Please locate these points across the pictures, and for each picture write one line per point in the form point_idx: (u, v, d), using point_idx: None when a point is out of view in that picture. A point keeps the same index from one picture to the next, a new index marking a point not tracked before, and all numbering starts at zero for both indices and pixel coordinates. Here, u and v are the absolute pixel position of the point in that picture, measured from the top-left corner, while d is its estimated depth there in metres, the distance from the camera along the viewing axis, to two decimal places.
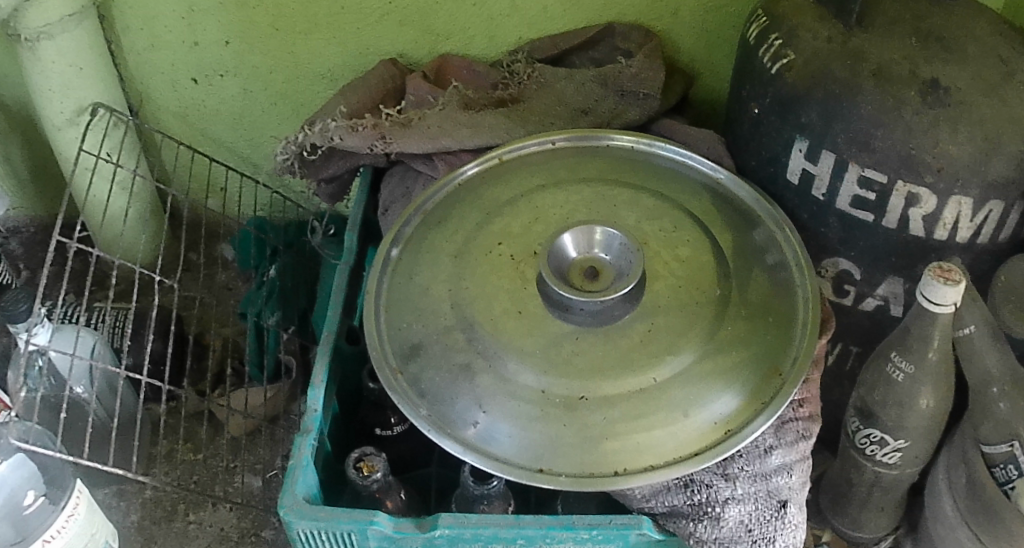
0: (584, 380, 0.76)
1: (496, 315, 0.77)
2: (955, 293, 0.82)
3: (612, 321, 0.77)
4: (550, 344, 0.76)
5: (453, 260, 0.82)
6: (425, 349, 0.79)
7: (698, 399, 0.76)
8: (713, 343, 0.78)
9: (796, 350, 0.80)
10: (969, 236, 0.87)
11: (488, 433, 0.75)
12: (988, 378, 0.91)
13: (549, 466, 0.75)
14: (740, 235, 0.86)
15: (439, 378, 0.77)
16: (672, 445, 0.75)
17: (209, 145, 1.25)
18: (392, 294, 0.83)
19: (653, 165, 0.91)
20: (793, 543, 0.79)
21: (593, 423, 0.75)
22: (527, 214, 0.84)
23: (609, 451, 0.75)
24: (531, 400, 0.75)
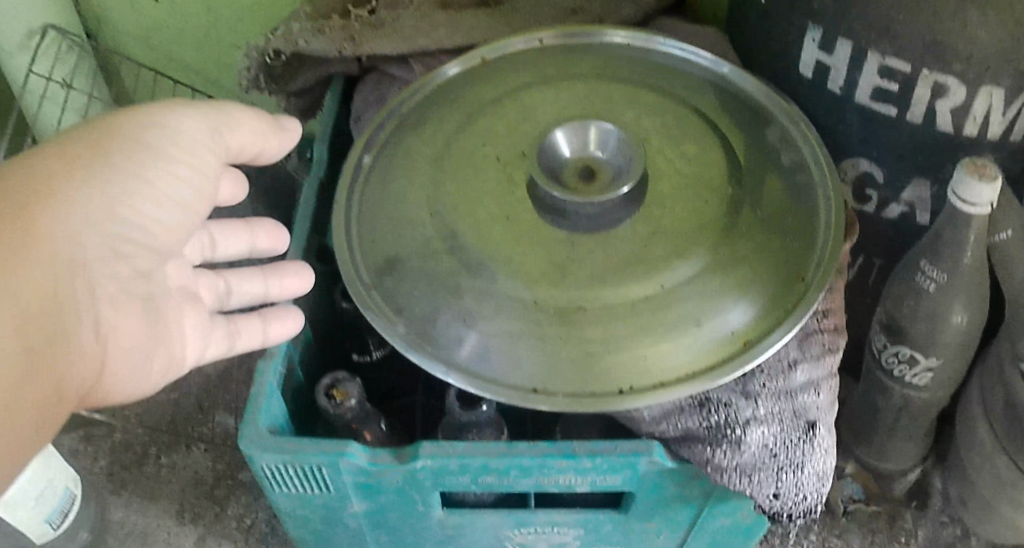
0: (583, 289, 0.68)
1: (479, 223, 0.70)
2: (991, 192, 0.73)
3: (610, 223, 0.70)
4: (541, 252, 0.69)
5: (433, 164, 0.74)
6: (403, 261, 0.71)
7: (709, 308, 0.69)
8: (723, 245, 0.71)
9: (819, 256, 0.72)
10: (1002, 133, 0.79)
11: (476, 352, 0.68)
12: None
13: (545, 386, 0.67)
14: (750, 132, 0.77)
15: (420, 293, 0.70)
16: (681, 359, 0.68)
17: (176, 68, 1.16)
18: (366, 204, 0.75)
19: (657, 65, 0.81)
20: (823, 470, 0.71)
21: (593, 337, 0.68)
22: (512, 115, 0.76)
23: (612, 368, 0.67)
24: (523, 314, 0.68)
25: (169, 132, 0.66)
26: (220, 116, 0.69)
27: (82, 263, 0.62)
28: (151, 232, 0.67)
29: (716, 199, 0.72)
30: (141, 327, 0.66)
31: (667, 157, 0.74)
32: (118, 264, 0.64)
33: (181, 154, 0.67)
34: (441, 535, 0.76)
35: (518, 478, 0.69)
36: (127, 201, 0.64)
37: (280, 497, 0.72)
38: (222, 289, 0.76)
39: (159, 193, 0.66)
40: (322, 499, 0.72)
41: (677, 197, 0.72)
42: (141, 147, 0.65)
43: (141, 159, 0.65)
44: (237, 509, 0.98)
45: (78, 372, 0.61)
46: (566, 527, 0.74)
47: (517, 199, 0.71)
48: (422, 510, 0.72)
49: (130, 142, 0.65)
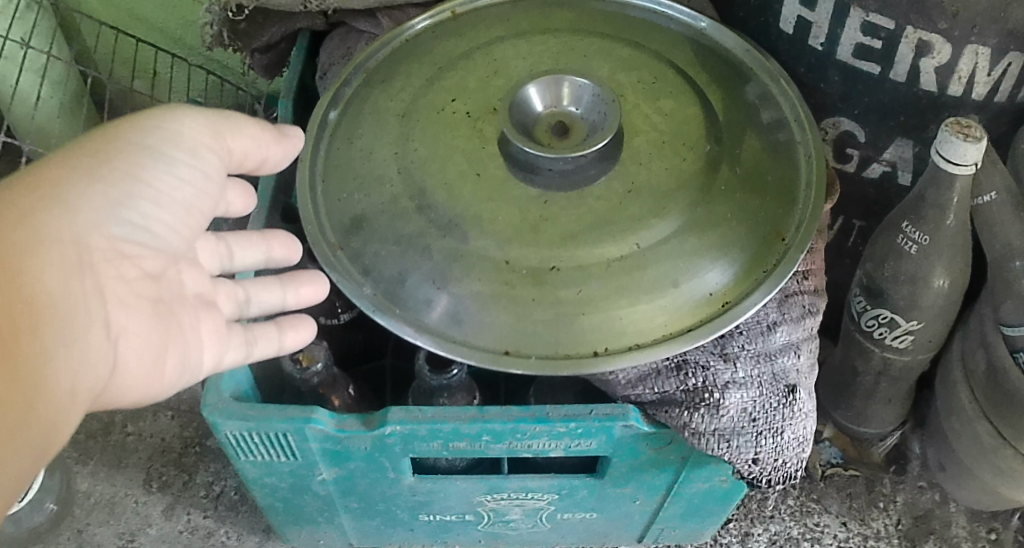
0: (556, 248, 0.66)
1: (450, 181, 0.68)
2: (976, 152, 0.71)
3: (586, 181, 0.68)
4: (513, 210, 0.67)
5: (399, 120, 0.73)
6: (370, 221, 0.69)
7: (687, 268, 0.67)
8: (701, 203, 0.69)
9: (800, 215, 0.70)
10: (987, 93, 0.77)
11: (446, 313, 0.66)
12: (1009, 252, 0.82)
13: (517, 347, 0.65)
14: (728, 89, 0.75)
15: (387, 253, 0.68)
16: (659, 320, 0.66)
17: (139, 25, 1.08)
18: (330, 160, 0.74)
19: (625, 17, 0.80)
20: (803, 435, 0.69)
21: (568, 297, 0.66)
22: (482, 70, 0.74)
23: (587, 330, 0.65)
24: (495, 273, 0.66)
25: (169, 133, 0.62)
26: (222, 119, 0.64)
27: (86, 267, 0.57)
28: (154, 235, 0.62)
29: (694, 157, 0.70)
30: (149, 334, 0.61)
31: (644, 114, 0.72)
32: (122, 270, 0.60)
33: (182, 156, 0.62)
34: (413, 502, 0.74)
35: (490, 444, 0.67)
36: (128, 205, 0.59)
37: (246, 464, 0.70)
38: (240, 297, 0.70)
39: (160, 195, 0.61)
40: (289, 467, 0.70)
41: (654, 155, 0.70)
42: (140, 150, 0.60)
43: (141, 160, 0.60)
44: (206, 477, 0.96)
45: (84, 385, 0.57)
46: (540, 493, 0.72)
47: (489, 157, 0.69)
48: (393, 477, 0.70)
49: (128, 144, 0.60)
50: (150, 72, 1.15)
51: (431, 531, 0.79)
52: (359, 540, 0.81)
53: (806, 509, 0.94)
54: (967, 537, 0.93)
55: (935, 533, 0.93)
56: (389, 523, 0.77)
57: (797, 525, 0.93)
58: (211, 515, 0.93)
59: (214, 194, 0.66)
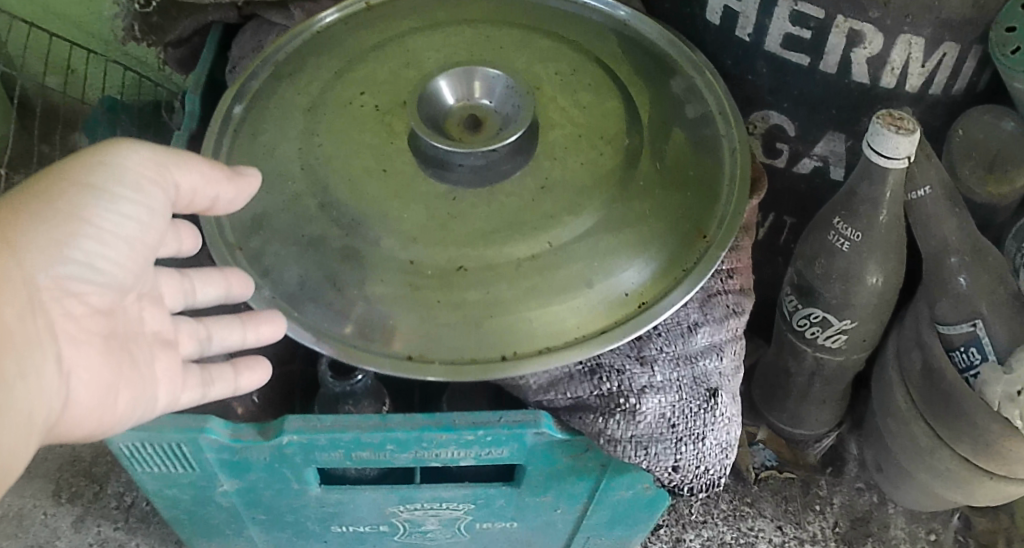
0: (464, 247, 0.63)
1: (355, 177, 0.65)
2: (909, 145, 0.69)
3: (499, 176, 0.65)
4: (420, 207, 0.64)
5: (305, 114, 0.69)
6: (270, 219, 0.66)
7: (602, 268, 0.64)
8: (618, 200, 0.66)
9: (722, 210, 0.68)
10: (921, 85, 0.76)
11: (349, 316, 0.63)
12: (945, 247, 0.80)
13: (422, 353, 0.62)
14: (651, 82, 0.73)
15: (289, 254, 0.64)
16: (573, 323, 0.63)
17: (50, 18, 1.01)
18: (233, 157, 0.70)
19: (546, 8, 0.78)
20: (727, 441, 0.66)
21: (475, 300, 0.62)
22: (393, 62, 0.71)
23: (495, 334, 0.62)
24: (400, 274, 0.63)
25: (112, 170, 0.56)
26: (172, 154, 0.58)
27: (36, 306, 0.54)
28: (103, 275, 0.57)
29: (612, 151, 0.67)
30: (99, 372, 0.57)
31: (565, 108, 0.69)
32: (68, 308, 0.56)
33: (126, 192, 0.56)
34: (322, 513, 0.71)
35: (395, 454, 0.64)
36: (73, 244, 0.55)
37: (144, 476, 0.67)
38: (202, 335, 0.64)
39: (105, 235, 0.56)
40: (189, 478, 0.67)
41: (571, 151, 0.67)
42: (81, 188, 0.55)
43: (83, 199, 0.55)
44: (117, 487, 0.92)
45: (30, 425, 0.53)
46: (454, 503, 0.70)
47: (397, 153, 0.66)
48: (298, 488, 0.67)
49: (70, 181, 0.55)
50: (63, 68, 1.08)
51: (346, 543, 0.76)
52: None
53: (739, 513, 0.92)
54: (906, 538, 0.91)
55: (873, 535, 0.91)
56: (301, 535, 0.74)
57: (731, 530, 0.91)
58: (121, 526, 0.90)
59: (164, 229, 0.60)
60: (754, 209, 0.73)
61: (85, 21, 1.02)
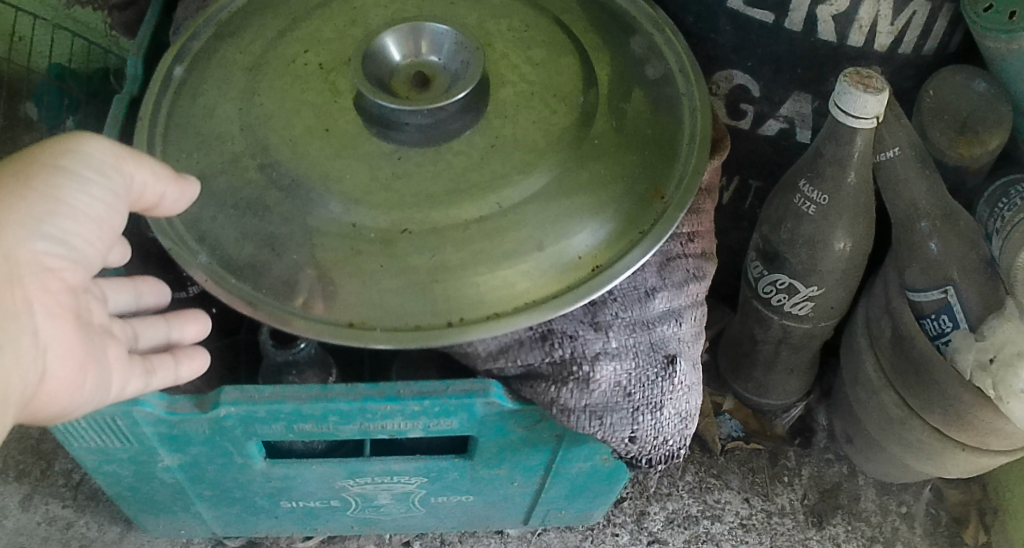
0: (408, 209, 0.60)
1: (297, 137, 0.62)
2: (877, 104, 0.67)
3: (447, 135, 0.62)
4: (363, 168, 0.61)
5: (246, 73, 0.66)
6: (207, 181, 0.63)
7: (555, 230, 0.61)
8: (572, 160, 0.63)
9: (681, 170, 0.65)
10: (890, 44, 0.73)
11: (288, 283, 0.60)
12: (915, 212, 0.78)
13: (363, 320, 0.59)
14: (609, 40, 0.70)
15: (228, 219, 0.62)
16: (523, 288, 0.60)
17: None
18: (170, 121, 0.67)
19: None
20: (686, 411, 0.63)
21: (419, 264, 0.59)
22: (339, 20, 0.68)
23: (441, 298, 0.59)
24: (342, 237, 0.60)
25: (81, 155, 0.53)
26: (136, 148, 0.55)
27: (13, 280, 0.50)
28: (74, 255, 0.53)
29: (565, 109, 0.65)
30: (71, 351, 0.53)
31: (519, 67, 0.66)
32: (45, 288, 0.52)
33: (94, 177, 0.53)
34: (270, 488, 0.69)
35: (339, 425, 0.61)
36: (44, 225, 0.51)
37: (81, 452, 0.64)
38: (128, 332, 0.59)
39: (75, 218, 0.53)
40: (127, 453, 0.64)
41: (523, 110, 0.64)
42: (53, 172, 0.52)
43: (54, 181, 0.52)
44: (65, 464, 0.87)
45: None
46: (406, 476, 0.67)
47: (341, 113, 0.63)
48: (242, 462, 0.65)
49: (40, 164, 0.52)
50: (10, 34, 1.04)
51: (297, 519, 0.74)
52: (222, 529, 0.76)
53: (706, 485, 0.89)
54: (877, 510, 0.89)
55: (843, 507, 0.89)
56: (250, 510, 0.72)
57: (696, 502, 0.88)
58: (69, 505, 0.85)
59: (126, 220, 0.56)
60: (715, 171, 0.71)
61: None
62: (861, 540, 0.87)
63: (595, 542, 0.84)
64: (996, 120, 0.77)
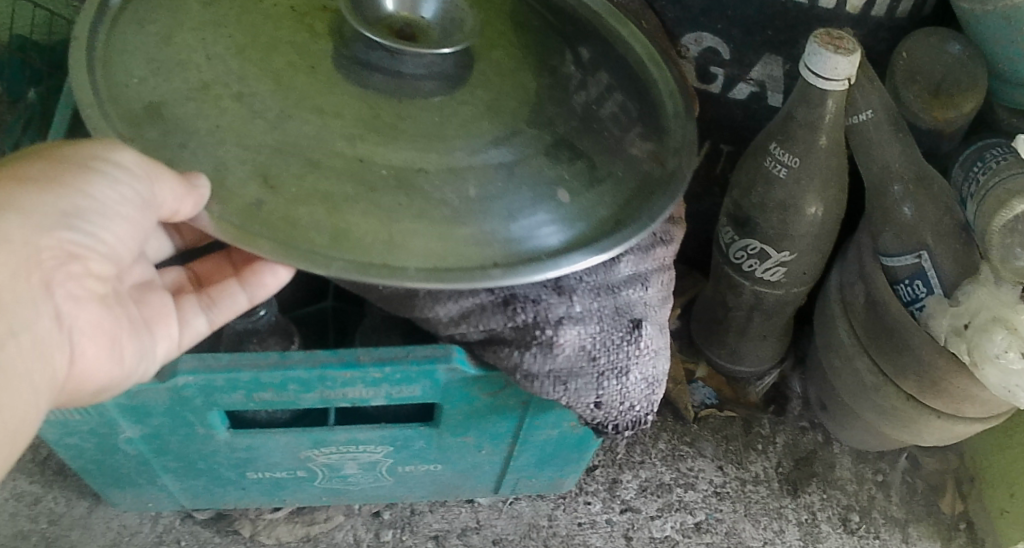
0: (420, 149, 0.55)
1: (277, 70, 0.58)
2: (848, 66, 0.68)
3: (429, 94, 0.58)
4: (359, 104, 0.56)
5: (202, 6, 0.61)
6: (169, 107, 0.55)
7: (580, 179, 0.56)
8: (576, 121, 0.59)
9: (676, 143, 0.62)
10: (862, 5, 0.74)
11: (284, 219, 0.51)
12: (888, 175, 0.78)
13: (388, 261, 0.51)
14: (584, 25, 0.68)
15: (199, 143, 0.53)
16: (557, 233, 0.54)
17: None
18: (115, 47, 0.58)
19: None
20: (653, 375, 0.62)
21: (442, 202, 0.54)
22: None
23: (469, 241, 0.53)
24: (352, 178, 0.53)
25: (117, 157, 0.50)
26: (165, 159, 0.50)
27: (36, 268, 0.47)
28: (111, 245, 0.51)
29: (552, 76, 0.62)
30: (103, 328, 0.51)
31: (499, 36, 0.65)
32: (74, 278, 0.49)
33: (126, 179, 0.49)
34: (234, 459, 0.68)
35: (300, 394, 0.60)
36: (79, 218, 0.48)
37: (40, 425, 0.63)
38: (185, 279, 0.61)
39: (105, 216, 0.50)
40: (87, 427, 0.63)
41: (514, 89, 0.61)
42: (86, 170, 0.49)
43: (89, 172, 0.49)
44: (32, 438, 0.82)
45: (39, 385, 0.46)
46: (371, 445, 0.67)
47: (313, 55, 0.59)
48: (204, 433, 0.64)
49: (76, 158, 0.49)
50: None
51: (264, 490, 0.73)
52: (189, 502, 0.75)
53: (678, 453, 0.88)
54: (852, 478, 0.89)
55: (818, 475, 0.89)
56: (217, 482, 0.71)
57: (669, 470, 0.87)
58: (37, 480, 0.80)
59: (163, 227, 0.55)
60: None
61: None
62: (837, 508, 0.87)
63: (567, 511, 0.83)
64: (970, 84, 0.76)
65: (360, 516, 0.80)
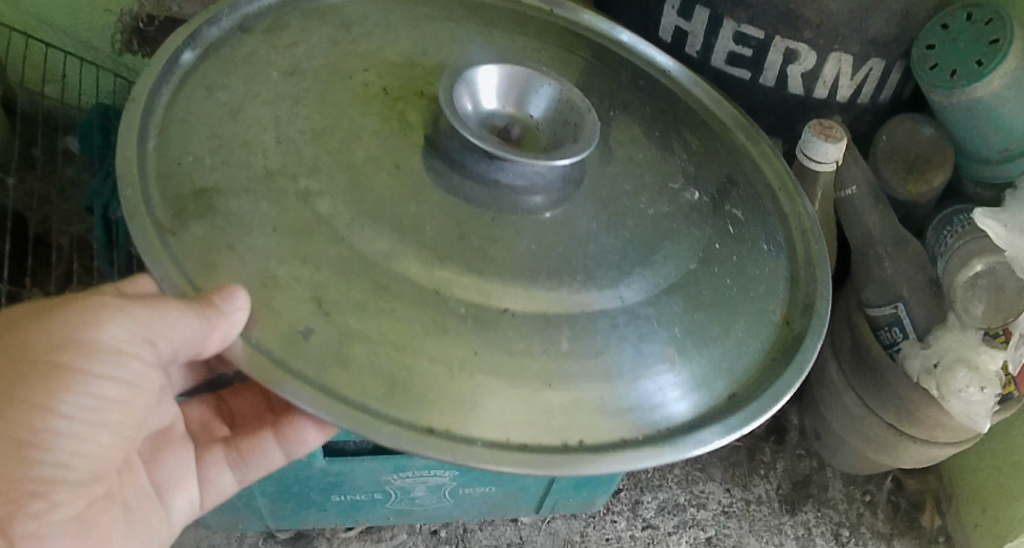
0: (511, 289, 0.55)
1: (357, 164, 0.57)
2: (836, 151, 0.82)
3: (526, 212, 0.58)
4: (447, 222, 0.56)
5: (283, 76, 0.61)
6: (223, 198, 0.54)
7: (676, 336, 0.58)
8: (696, 262, 0.61)
9: (804, 295, 0.65)
10: (850, 95, 0.88)
11: (335, 356, 0.51)
12: (870, 239, 0.92)
13: (459, 428, 0.52)
14: (669, 132, 0.69)
15: (252, 249, 0.53)
16: (658, 407, 0.56)
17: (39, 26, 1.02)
18: (178, 112, 0.58)
19: (576, 33, 0.77)
20: None
21: (532, 356, 0.54)
22: (404, 45, 0.66)
23: (558, 408, 0.54)
24: (424, 312, 0.53)
25: (91, 342, 0.52)
26: (155, 299, 0.52)
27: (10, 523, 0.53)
28: (85, 469, 0.56)
29: (671, 204, 0.64)
30: None
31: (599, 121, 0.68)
32: (53, 504, 0.55)
33: (112, 361, 0.53)
34: (324, 483, 0.79)
35: None
36: (57, 439, 0.53)
37: None
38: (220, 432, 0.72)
39: (87, 414, 0.54)
40: None
41: (609, 212, 0.61)
42: (61, 374, 0.52)
43: (72, 382, 0.52)
44: None
45: None
46: (440, 470, 0.78)
47: (403, 155, 0.58)
48: (305, 461, 0.75)
49: (46, 364, 0.52)
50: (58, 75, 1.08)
51: (342, 511, 0.85)
52: (274, 522, 0.87)
53: (691, 477, 1.00)
54: (843, 498, 1.02)
55: (813, 495, 1.02)
56: (303, 504, 0.83)
57: (683, 492, 0.99)
58: None
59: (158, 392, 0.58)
60: None
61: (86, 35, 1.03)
62: (830, 524, 1.00)
63: (596, 528, 0.95)
64: (940, 160, 0.91)
65: (421, 534, 0.91)
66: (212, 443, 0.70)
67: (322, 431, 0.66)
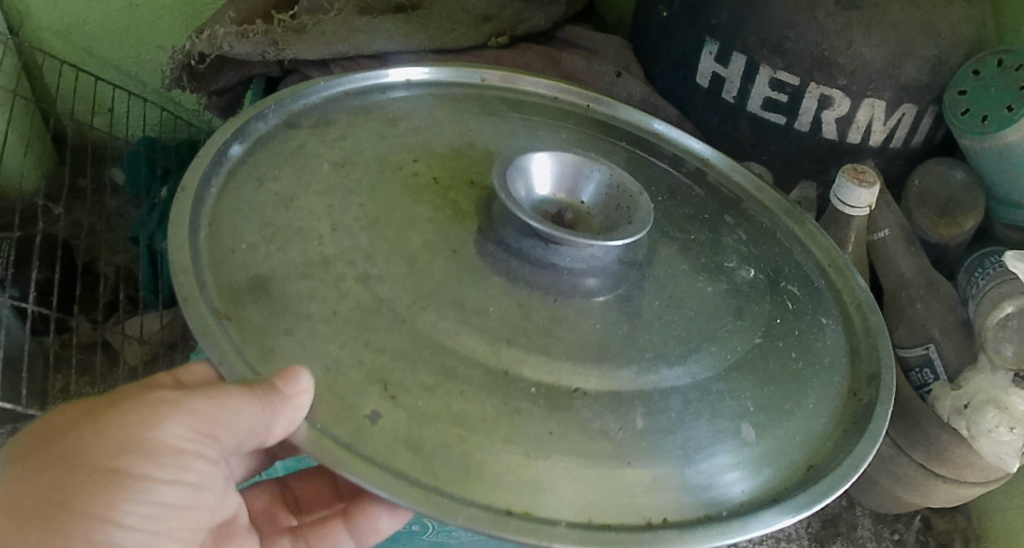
0: (576, 368, 0.58)
1: (415, 253, 0.60)
2: (869, 196, 0.83)
3: (585, 294, 0.61)
4: (510, 303, 0.59)
5: (332, 167, 0.65)
6: (280, 286, 0.57)
7: (746, 414, 0.59)
8: (760, 335, 0.64)
9: (868, 367, 0.67)
10: (883, 140, 0.90)
11: (401, 437, 0.53)
12: (903, 281, 0.94)
13: (543, 511, 0.53)
14: (715, 214, 0.74)
15: (315, 334, 0.56)
16: (734, 486, 0.57)
17: (96, 64, 1.26)
18: (225, 204, 0.62)
19: (607, 124, 0.81)
20: None
21: (605, 435, 0.56)
22: (450, 139, 0.71)
23: (637, 486, 0.55)
24: (495, 395, 0.55)
25: (150, 445, 0.51)
26: (213, 394, 0.52)
27: None
28: None
29: (729, 280, 0.67)
30: None
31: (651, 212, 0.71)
32: None
33: (173, 464, 0.52)
34: None
35: None
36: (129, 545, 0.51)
37: None
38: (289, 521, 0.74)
39: (156, 518, 0.52)
40: None
41: (667, 292, 0.64)
42: (124, 480, 0.51)
43: (131, 488, 0.51)
44: None
45: None
46: None
47: (456, 240, 0.62)
48: None
49: (107, 471, 0.50)
50: (107, 110, 1.32)
51: (382, 541, 0.87)
52: None
53: None
54: (872, 537, 1.03)
55: (842, 534, 1.03)
56: None
57: None
58: None
59: (220, 488, 0.57)
60: None
61: (136, 72, 1.27)
62: None
63: None
64: (971, 204, 0.93)
65: None
66: (279, 535, 0.72)
67: (393, 516, 0.69)
